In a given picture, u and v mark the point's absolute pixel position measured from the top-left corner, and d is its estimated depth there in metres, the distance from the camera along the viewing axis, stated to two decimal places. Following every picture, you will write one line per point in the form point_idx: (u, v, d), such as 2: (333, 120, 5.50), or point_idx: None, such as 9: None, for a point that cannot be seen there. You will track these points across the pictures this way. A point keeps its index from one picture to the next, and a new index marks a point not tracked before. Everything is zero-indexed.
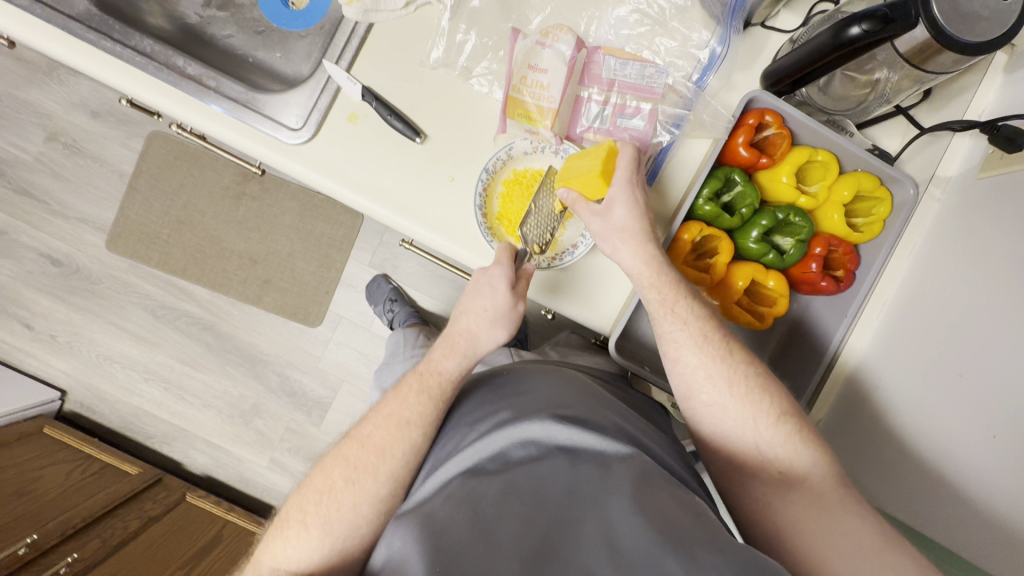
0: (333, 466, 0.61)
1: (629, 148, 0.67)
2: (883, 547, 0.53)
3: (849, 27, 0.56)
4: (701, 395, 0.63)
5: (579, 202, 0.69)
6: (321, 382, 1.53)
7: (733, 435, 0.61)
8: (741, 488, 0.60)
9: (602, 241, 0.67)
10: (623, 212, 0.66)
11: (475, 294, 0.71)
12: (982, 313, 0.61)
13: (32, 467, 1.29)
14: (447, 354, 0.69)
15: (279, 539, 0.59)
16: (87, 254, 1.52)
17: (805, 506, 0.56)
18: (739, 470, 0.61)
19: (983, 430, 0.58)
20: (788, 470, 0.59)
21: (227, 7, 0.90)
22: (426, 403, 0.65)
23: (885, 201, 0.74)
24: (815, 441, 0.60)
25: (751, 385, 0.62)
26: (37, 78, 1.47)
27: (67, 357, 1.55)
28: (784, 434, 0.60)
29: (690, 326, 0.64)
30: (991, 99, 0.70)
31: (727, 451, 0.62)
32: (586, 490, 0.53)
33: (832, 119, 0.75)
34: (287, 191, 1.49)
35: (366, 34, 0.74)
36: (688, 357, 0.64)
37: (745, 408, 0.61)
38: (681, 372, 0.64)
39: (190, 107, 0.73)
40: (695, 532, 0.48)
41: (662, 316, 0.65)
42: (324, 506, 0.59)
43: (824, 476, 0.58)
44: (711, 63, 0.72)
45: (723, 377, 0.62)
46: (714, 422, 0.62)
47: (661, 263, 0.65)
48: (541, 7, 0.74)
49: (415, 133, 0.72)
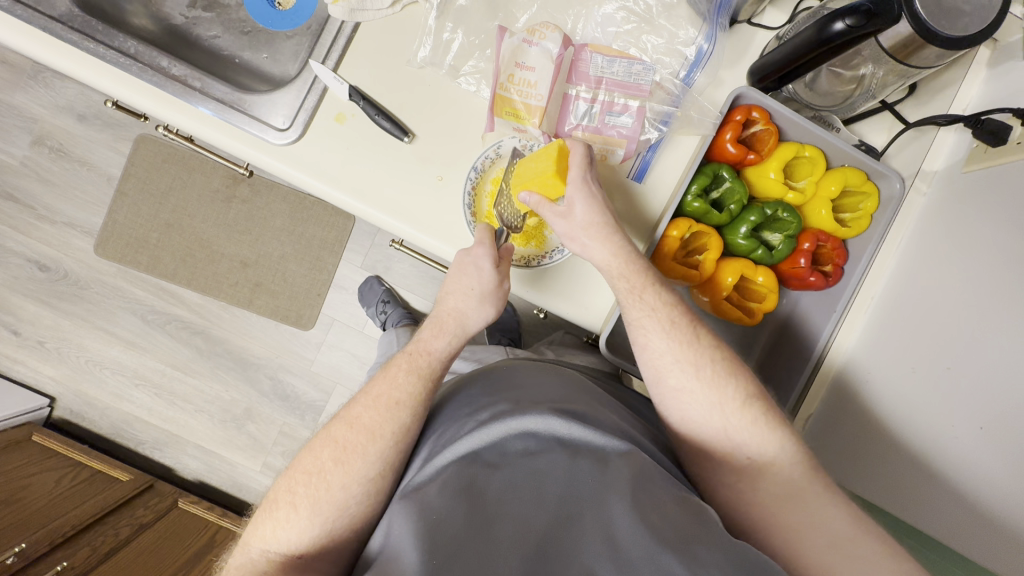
0: (322, 447, 0.61)
1: (579, 145, 0.67)
2: (857, 534, 0.53)
3: (835, 21, 0.56)
4: (669, 378, 0.62)
5: (542, 204, 0.69)
6: (313, 385, 1.52)
7: (702, 421, 0.61)
8: (710, 474, 0.60)
9: (569, 241, 0.68)
10: (583, 210, 0.66)
11: (459, 272, 0.70)
12: (971, 304, 0.62)
13: (20, 475, 1.27)
14: (435, 334, 0.68)
15: (268, 521, 0.58)
16: (75, 259, 1.51)
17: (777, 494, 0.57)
18: (709, 458, 0.60)
19: (973, 422, 0.58)
20: (756, 455, 0.58)
21: (212, 8, 0.90)
22: (415, 382, 0.65)
23: (872, 196, 0.74)
24: (781, 425, 0.60)
25: (717, 368, 0.62)
26: (22, 81, 1.45)
27: (55, 364, 1.54)
28: (750, 418, 0.60)
29: (659, 314, 0.64)
30: (975, 94, 0.71)
31: (697, 437, 0.61)
32: (586, 484, 0.52)
33: (819, 115, 0.76)
34: (278, 193, 1.48)
35: (352, 34, 0.73)
36: (655, 342, 0.63)
37: (713, 392, 0.60)
38: (649, 357, 0.64)
39: (176, 107, 0.72)
40: (697, 532, 0.48)
41: (631, 304, 0.65)
42: (313, 486, 0.58)
43: (792, 459, 0.58)
44: (698, 60, 0.72)
45: (689, 361, 0.62)
46: (682, 408, 0.61)
47: (629, 254, 0.66)
48: (527, 5, 0.74)
49: (403, 132, 0.71)
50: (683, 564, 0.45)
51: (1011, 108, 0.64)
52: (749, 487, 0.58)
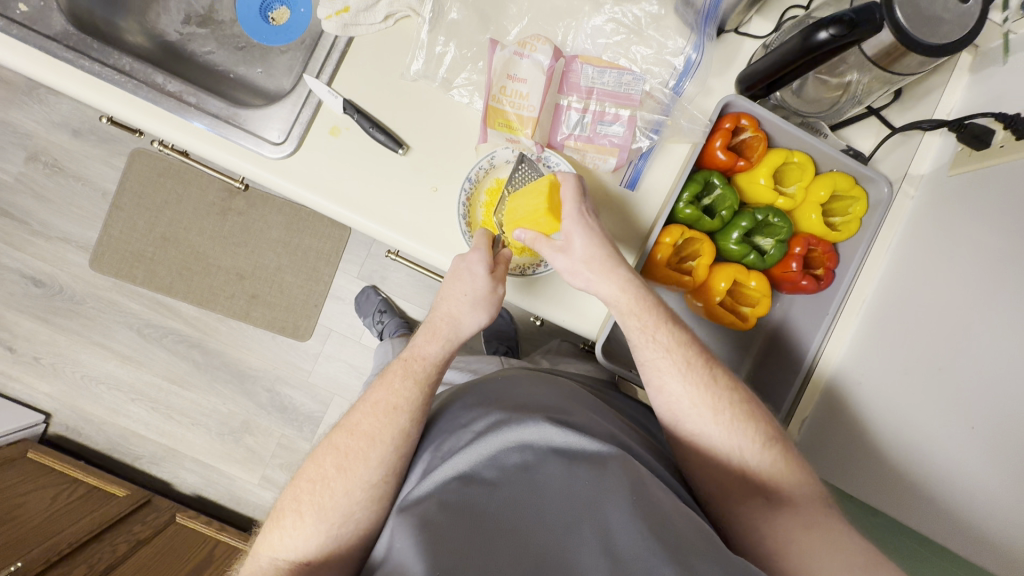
0: (325, 455, 0.61)
1: (570, 179, 0.67)
2: (870, 564, 0.52)
3: (819, 31, 0.57)
4: (686, 419, 0.63)
5: (539, 240, 0.68)
6: (311, 397, 1.52)
7: (720, 463, 0.61)
8: (729, 515, 0.60)
9: (573, 278, 0.67)
10: (583, 242, 0.66)
11: (454, 278, 0.70)
12: (960, 307, 0.62)
13: (16, 493, 1.26)
14: (430, 339, 0.69)
15: (275, 530, 0.59)
16: (70, 274, 1.51)
17: (792, 532, 0.56)
18: (727, 497, 0.61)
19: (963, 421, 0.58)
20: (774, 497, 0.59)
21: (207, 24, 0.91)
22: (411, 387, 0.65)
23: (861, 199, 0.75)
24: (800, 468, 0.60)
25: (736, 412, 0.61)
26: (17, 98, 1.46)
27: (51, 379, 1.53)
28: (770, 459, 0.60)
29: (674, 354, 0.64)
30: (957, 100, 0.72)
31: (716, 481, 0.61)
32: (584, 493, 0.53)
33: (807, 122, 0.77)
34: (273, 205, 1.48)
35: (346, 49, 0.74)
36: (672, 385, 0.63)
37: (731, 436, 0.61)
38: (665, 400, 0.64)
39: (172, 124, 0.73)
40: (700, 548, 0.48)
41: (644, 344, 0.65)
42: (318, 493, 0.59)
43: (810, 500, 0.58)
44: (686, 70, 0.73)
45: (707, 404, 0.62)
46: (701, 449, 0.62)
47: (638, 289, 0.65)
48: (518, 18, 0.75)
49: (398, 145, 0.72)
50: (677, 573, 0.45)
51: (992, 113, 0.65)
52: (765, 525, 0.58)
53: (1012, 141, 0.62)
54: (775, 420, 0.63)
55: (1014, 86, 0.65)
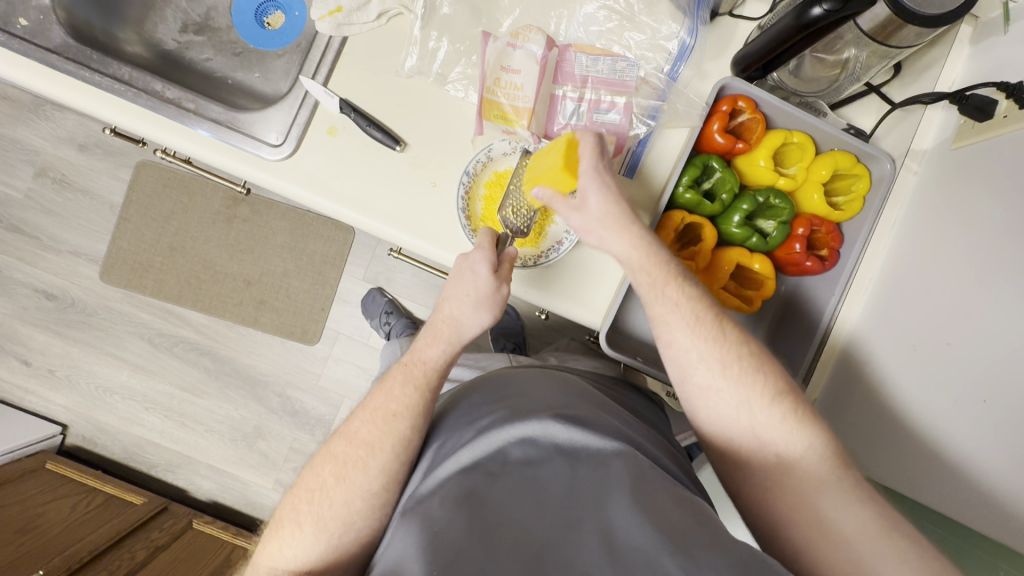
0: (323, 464, 0.61)
1: (589, 135, 0.67)
2: (881, 531, 0.51)
3: (813, 7, 0.56)
4: (694, 372, 0.61)
5: (556, 199, 0.67)
6: (321, 400, 1.53)
7: (732, 423, 0.60)
8: (738, 475, 0.59)
9: (586, 235, 0.67)
10: (598, 201, 0.65)
11: (456, 280, 0.70)
12: (968, 280, 0.61)
13: (36, 503, 1.29)
14: (431, 342, 0.68)
15: (274, 540, 0.59)
16: (81, 287, 1.53)
17: (800, 492, 0.55)
18: (735, 457, 0.60)
19: (975, 396, 0.58)
20: (783, 453, 0.57)
21: (204, 32, 0.92)
22: (411, 394, 0.65)
23: (863, 177, 0.74)
24: (808, 423, 0.58)
25: (744, 364, 0.60)
26: (23, 115, 1.48)
27: (66, 391, 1.55)
28: (779, 416, 0.58)
29: (683, 308, 0.63)
30: (960, 71, 0.71)
31: (722, 435, 0.61)
32: (586, 493, 0.53)
33: (806, 102, 0.76)
34: (276, 211, 1.49)
35: (340, 48, 0.75)
36: (679, 339, 0.62)
37: (740, 390, 0.59)
38: (674, 355, 0.63)
39: (174, 131, 0.74)
40: (699, 533, 0.47)
41: (654, 300, 0.64)
42: (316, 504, 0.59)
43: (822, 459, 0.56)
44: (681, 54, 0.73)
45: (716, 357, 0.61)
46: (711, 413, 0.61)
47: (649, 246, 0.65)
48: (510, 9, 0.75)
49: (395, 141, 0.72)
50: (677, 564, 0.45)
51: (993, 82, 0.64)
52: (779, 497, 0.56)
53: (1015, 110, 0.61)
54: (786, 375, 0.62)
55: (1015, 55, 0.64)
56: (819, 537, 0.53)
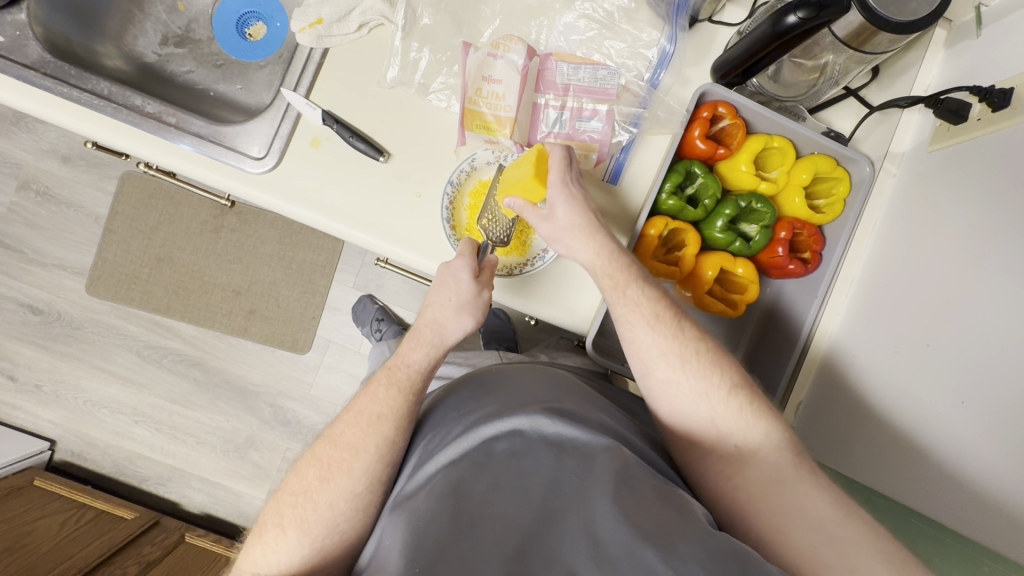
0: (306, 468, 0.61)
1: (558, 148, 0.67)
2: (855, 527, 0.52)
3: (786, 16, 0.57)
4: (653, 365, 0.61)
5: (526, 208, 0.67)
6: (314, 409, 1.52)
7: (696, 422, 0.60)
8: (698, 464, 0.60)
9: (555, 243, 0.67)
10: (565, 211, 0.65)
11: (439, 286, 0.69)
12: (950, 276, 0.62)
13: (24, 521, 1.27)
14: (415, 346, 0.68)
15: (257, 545, 0.59)
16: (67, 300, 1.51)
17: (764, 481, 0.56)
18: (697, 446, 0.60)
19: (954, 396, 0.59)
20: (742, 443, 0.58)
21: (185, 44, 0.91)
22: (395, 397, 0.65)
23: (844, 180, 0.75)
24: (765, 416, 0.59)
25: (702, 359, 0.61)
26: (5, 129, 1.47)
27: (53, 407, 1.54)
28: (736, 406, 0.59)
29: (643, 307, 0.63)
30: (936, 75, 0.72)
31: (687, 428, 0.60)
32: (569, 484, 0.53)
33: (785, 107, 0.78)
34: (264, 220, 1.49)
35: (321, 60, 0.75)
36: (641, 336, 0.62)
37: (699, 383, 0.60)
38: (635, 349, 0.62)
39: (153, 144, 0.73)
40: (681, 526, 0.47)
41: (615, 300, 0.64)
42: (301, 507, 0.58)
43: (777, 447, 0.57)
44: (661, 61, 0.74)
45: (675, 352, 0.61)
46: (676, 405, 0.61)
47: (613, 252, 0.65)
48: (490, 19, 0.75)
49: (379, 153, 0.72)
50: (660, 557, 0.44)
51: (967, 87, 0.65)
52: (743, 484, 0.57)
53: (989, 113, 0.62)
54: (744, 371, 0.62)
55: (987, 60, 0.65)
56: (781, 528, 0.54)
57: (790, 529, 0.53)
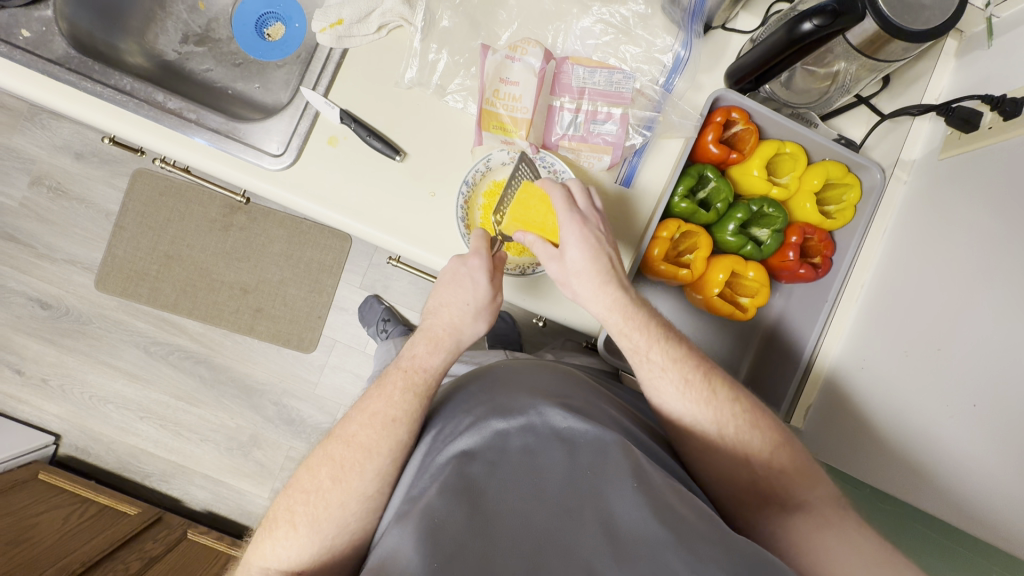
0: (319, 465, 0.62)
1: (558, 188, 0.66)
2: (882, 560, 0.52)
3: (803, 22, 0.58)
4: (691, 432, 0.62)
5: (537, 245, 0.69)
6: (318, 408, 1.53)
7: (735, 475, 0.61)
8: (742, 517, 0.61)
9: (563, 284, 0.69)
10: (577, 256, 0.66)
11: (456, 284, 0.70)
12: (961, 282, 0.63)
13: (28, 514, 1.27)
14: (431, 350, 0.68)
15: (267, 539, 0.60)
16: (76, 296, 1.52)
17: (814, 521, 0.56)
18: (741, 500, 0.61)
19: (965, 400, 0.59)
20: (791, 500, 0.58)
21: (204, 43, 0.93)
22: (411, 400, 0.65)
23: (855, 186, 0.77)
24: (810, 472, 0.60)
25: (739, 421, 0.62)
26: (20, 124, 1.48)
27: (59, 401, 1.54)
28: (779, 466, 0.60)
29: (671, 372, 0.63)
30: (946, 84, 0.73)
31: (730, 489, 0.61)
32: (583, 477, 0.52)
33: (798, 113, 0.78)
34: (273, 219, 1.50)
35: (341, 60, 0.76)
36: (672, 401, 0.63)
37: (740, 446, 0.61)
38: (669, 418, 0.64)
39: (173, 139, 0.74)
40: (702, 527, 0.47)
41: (642, 368, 0.65)
42: (311, 505, 0.59)
43: (825, 501, 0.58)
44: (676, 66, 0.75)
45: (710, 419, 0.62)
46: (713, 464, 0.62)
47: (627, 306, 0.65)
48: (508, 23, 0.77)
49: (395, 151, 0.73)
50: (682, 559, 0.44)
51: (978, 95, 0.66)
52: (786, 528, 0.57)
53: (1001, 122, 0.63)
54: (778, 422, 0.64)
55: (1000, 69, 0.66)
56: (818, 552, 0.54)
57: (831, 551, 0.54)
